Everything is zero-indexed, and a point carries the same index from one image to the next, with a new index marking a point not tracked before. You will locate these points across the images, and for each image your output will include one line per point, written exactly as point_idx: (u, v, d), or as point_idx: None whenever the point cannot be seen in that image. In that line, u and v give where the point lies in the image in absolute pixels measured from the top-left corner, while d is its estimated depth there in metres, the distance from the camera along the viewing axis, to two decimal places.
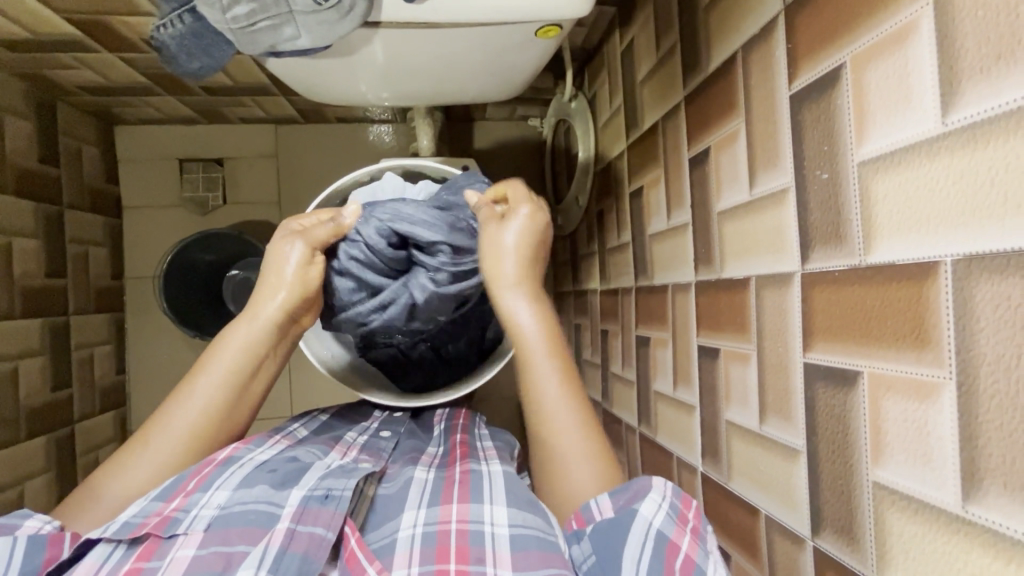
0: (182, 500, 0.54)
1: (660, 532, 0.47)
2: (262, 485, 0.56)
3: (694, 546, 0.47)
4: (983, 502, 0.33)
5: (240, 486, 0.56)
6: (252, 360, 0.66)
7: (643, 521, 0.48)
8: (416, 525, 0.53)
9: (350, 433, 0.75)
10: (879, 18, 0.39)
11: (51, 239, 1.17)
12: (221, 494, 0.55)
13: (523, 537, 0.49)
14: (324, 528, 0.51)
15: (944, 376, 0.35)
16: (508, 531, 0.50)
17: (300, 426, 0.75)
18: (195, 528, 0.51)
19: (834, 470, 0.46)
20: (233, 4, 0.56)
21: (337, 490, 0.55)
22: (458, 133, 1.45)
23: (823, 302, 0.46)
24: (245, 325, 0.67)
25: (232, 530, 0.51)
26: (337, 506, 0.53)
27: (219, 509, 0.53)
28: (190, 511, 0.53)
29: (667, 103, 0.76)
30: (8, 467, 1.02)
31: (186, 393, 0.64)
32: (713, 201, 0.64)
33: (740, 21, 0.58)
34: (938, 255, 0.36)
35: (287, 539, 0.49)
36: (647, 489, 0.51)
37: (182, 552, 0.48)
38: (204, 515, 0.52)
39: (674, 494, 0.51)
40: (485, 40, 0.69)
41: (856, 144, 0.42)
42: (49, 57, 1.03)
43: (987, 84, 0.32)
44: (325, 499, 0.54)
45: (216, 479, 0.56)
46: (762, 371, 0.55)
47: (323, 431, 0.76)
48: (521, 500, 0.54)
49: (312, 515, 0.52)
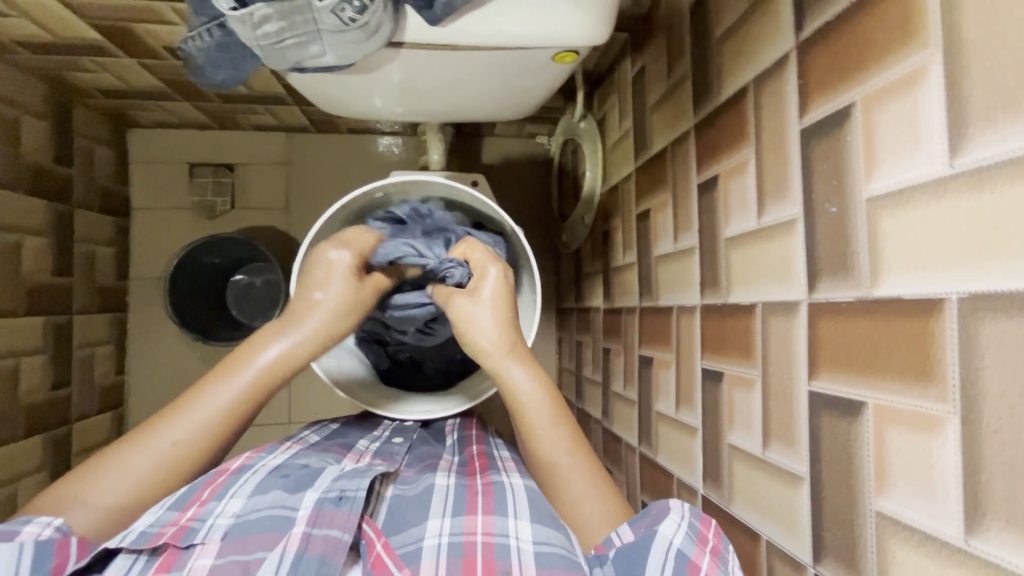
0: (197, 509, 0.55)
1: (680, 551, 0.48)
2: (275, 492, 0.57)
3: (715, 566, 0.48)
4: (985, 536, 0.34)
5: (254, 493, 0.57)
6: (275, 374, 0.64)
7: (663, 540, 0.49)
8: (441, 534, 0.53)
9: (361, 440, 0.75)
10: (889, 61, 0.41)
11: (59, 238, 1.18)
12: (236, 503, 0.56)
13: (549, 556, 0.49)
14: (339, 530, 0.52)
15: (948, 412, 0.36)
16: (532, 547, 0.50)
17: (311, 434, 0.76)
18: (212, 538, 0.52)
19: (836, 498, 0.46)
20: (263, 22, 0.57)
21: (349, 492, 0.55)
22: (467, 147, 1.47)
23: (829, 330, 0.47)
24: (278, 338, 0.65)
25: (248, 537, 0.51)
26: (351, 507, 0.54)
27: (235, 518, 0.54)
28: (206, 520, 0.53)
29: (677, 129, 0.78)
30: (4, 464, 1.02)
31: (201, 396, 0.61)
32: (721, 226, 0.65)
33: (753, 55, 0.60)
34: (944, 292, 0.37)
35: (303, 543, 0.50)
36: (666, 512, 0.51)
37: (199, 561, 0.49)
38: (220, 524, 0.53)
39: (692, 513, 0.51)
40: (504, 63, 0.71)
41: (865, 181, 0.44)
42: (70, 60, 1.05)
43: (994, 132, 0.34)
44: (339, 502, 0.54)
45: (229, 488, 0.57)
46: (766, 397, 0.56)
47: (334, 437, 0.76)
48: (542, 515, 0.54)
49: (327, 519, 0.53)
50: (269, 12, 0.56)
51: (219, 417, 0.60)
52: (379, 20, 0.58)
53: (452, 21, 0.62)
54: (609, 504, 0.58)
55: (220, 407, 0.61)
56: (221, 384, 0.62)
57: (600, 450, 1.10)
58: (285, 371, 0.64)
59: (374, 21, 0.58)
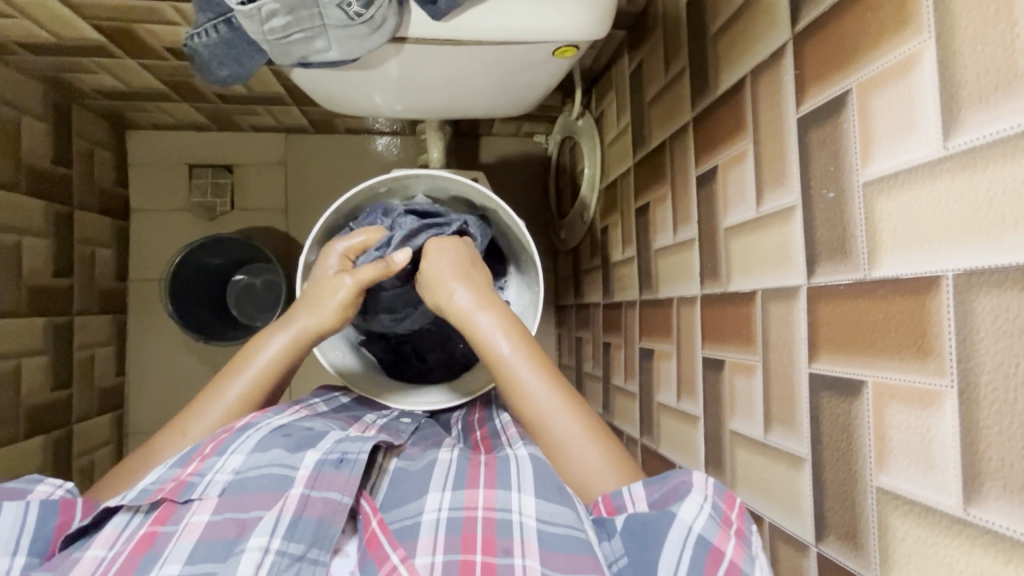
0: (198, 464, 0.54)
1: (701, 536, 0.47)
2: (277, 450, 0.56)
3: (740, 552, 0.47)
4: (985, 505, 0.35)
5: (255, 450, 0.56)
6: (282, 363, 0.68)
7: (682, 524, 0.48)
8: (441, 509, 0.54)
9: (369, 415, 0.75)
10: (884, 49, 0.42)
11: (59, 239, 1.18)
12: (236, 459, 0.55)
13: (552, 535, 0.49)
14: (339, 493, 0.53)
15: (946, 386, 0.37)
16: (534, 523, 0.50)
17: (320, 402, 0.76)
18: (210, 493, 0.52)
19: (838, 477, 0.47)
20: (271, 16, 0.58)
21: (351, 454, 0.56)
22: (465, 147, 1.48)
23: (829, 313, 0.48)
24: (276, 336, 0.69)
25: (246, 496, 0.52)
26: (351, 470, 0.54)
27: (234, 474, 0.54)
28: (205, 476, 0.53)
29: (675, 123, 0.79)
30: (5, 466, 1.02)
31: (221, 390, 0.66)
32: (720, 216, 0.66)
33: (750, 48, 0.61)
34: (941, 270, 0.38)
35: (301, 505, 0.51)
36: (687, 485, 0.51)
37: (196, 517, 0.50)
38: (218, 480, 0.53)
39: (717, 494, 0.51)
40: (505, 57, 0.72)
41: (862, 166, 0.45)
42: (70, 61, 1.05)
43: (987, 112, 0.35)
44: (339, 464, 0.55)
45: (231, 444, 0.56)
46: (767, 382, 0.57)
47: (342, 409, 0.76)
48: (551, 487, 0.53)
49: (326, 481, 0.53)
50: (277, 7, 0.57)
51: (237, 408, 0.65)
52: (384, 15, 0.59)
53: (455, 17, 0.63)
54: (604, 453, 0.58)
55: (237, 399, 0.65)
56: (235, 379, 0.66)
57: None
58: (283, 366, 0.69)
59: (379, 16, 0.59)
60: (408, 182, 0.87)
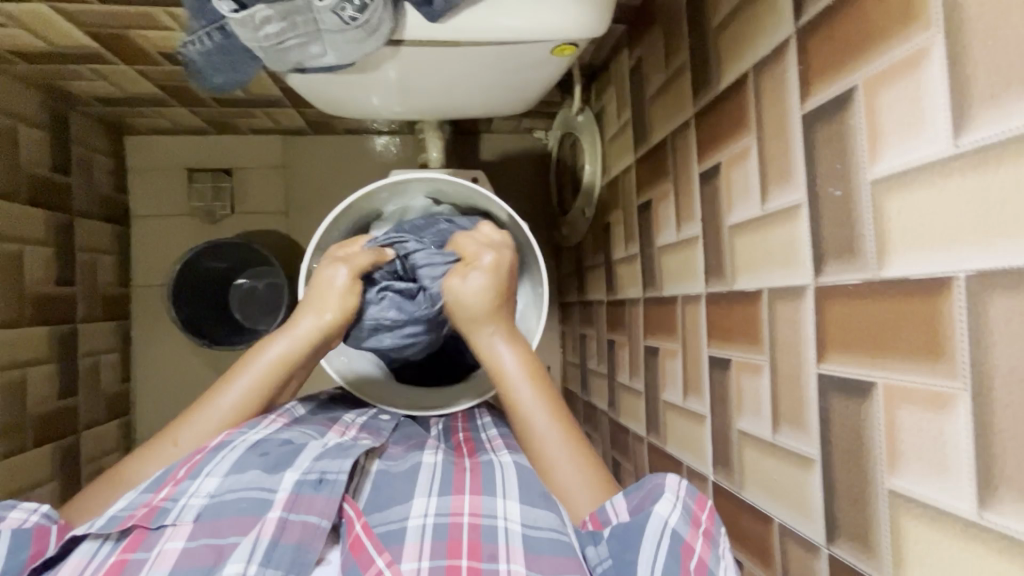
0: (171, 489, 0.54)
1: (675, 531, 0.48)
2: (253, 471, 0.56)
3: (707, 548, 0.48)
4: (999, 509, 0.34)
5: (231, 471, 0.56)
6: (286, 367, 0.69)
7: (659, 521, 0.48)
8: (427, 515, 0.53)
9: (348, 414, 0.76)
10: (891, 44, 0.41)
11: (61, 247, 1.18)
12: (211, 482, 0.55)
13: (537, 539, 0.49)
14: (317, 516, 0.52)
15: (959, 388, 0.37)
16: (520, 528, 0.51)
17: (299, 405, 0.75)
18: (184, 519, 0.51)
19: (849, 479, 0.47)
20: (264, 23, 0.57)
21: (330, 474, 0.56)
22: (464, 145, 1.47)
23: (837, 314, 0.47)
24: (283, 338, 0.70)
25: (222, 520, 0.51)
26: (330, 492, 0.54)
27: (209, 497, 0.53)
28: (179, 500, 0.53)
29: (676, 119, 0.78)
30: (15, 475, 1.02)
31: (222, 393, 0.66)
32: (724, 214, 0.66)
33: (752, 42, 0.60)
34: (952, 270, 0.37)
35: (279, 529, 0.50)
36: (661, 488, 0.51)
37: (170, 544, 0.49)
38: (193, 504, 0.53)
39: (688, 493, 0.51)
40: (503, 57, 0.71)
41: (870, 163, 0.44)
42: (65, 68, 1.04)
43: (998, 109, 0.34)
44: (318, 485, 0.55)
45: (206, 465, 0.56)
46: (775, 381, 0.56)
47: (319, 411, 0.76)
48: (536, 495, 0.54)
49: (305, 503, 0.53)
50: (270, 14, 0.56)
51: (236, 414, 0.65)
52: (379, 18, 0.59)
53: (451, 18, 0.62)
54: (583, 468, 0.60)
55: (235, 405, 0.66)
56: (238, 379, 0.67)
57: (608, 441, 1.11)
58: (288, 366, 0.69)
59: (375, 20, 0.59)
60: (409, 186, 0.86)
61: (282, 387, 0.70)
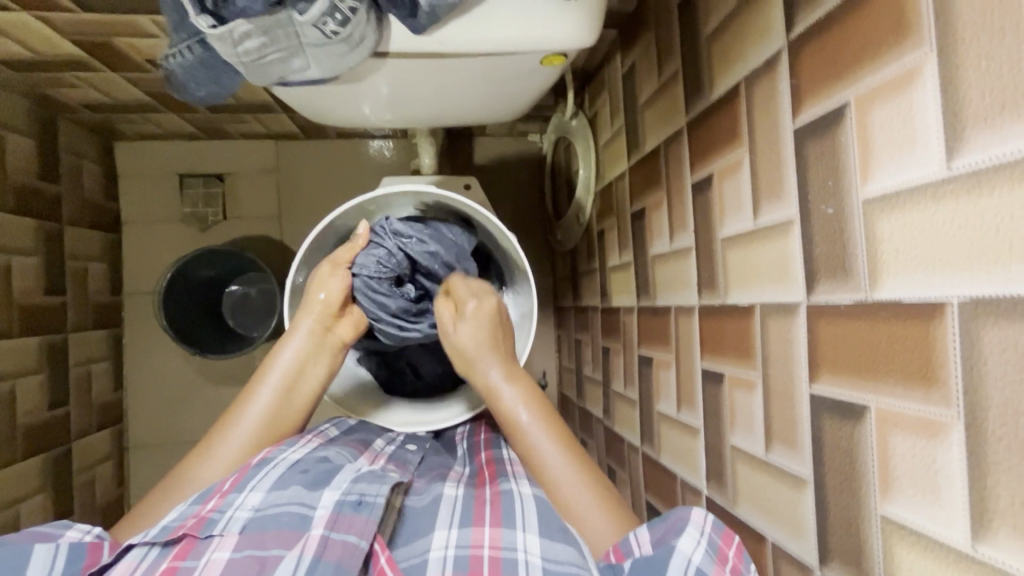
0: (219, 501, 0.53)
1: (700, 570, 0.46)
2: (295, 487, 0.55)
3: None
4: (993, 542, 0.34)
5: (273, 488, 0.55)
6: (299, 371, 0.70)
7: (682, 558, 0.47)
8: (448, 547, 0.52)
9: (377, 440, 0.75)
10: (881, 63, 0.41)
11: (50, 256, 1.16)
12: (255, 496, 0.54)
13: (558, 572, 0.47)
14: (356, 536, 0.50)
15: (952, 416, 0.36)
16: (540, 563, 0.49)
17: (331, 426, 0.75)
18: (231, 530, 0.50)
19: (841, 502, 0.46)
20: (244, 38, 0.56)
21: (369, 497, 0.54)
22: (457, 149, 1.46)
23: (830, 333, 0.47)
24: (292, 340, 0.71)
25: (267, 533, 0.50)
26: (370, 514, 0.52)
27: (253, 511, 0.52)
28: (226, 512, 0.52)
29: (669, 128, 0.77)
30: (5, 487, 1.01)
31: (238, 412, 0.66)
32: (717, 226, 0.65)
33: (744, 53, 0.59)
34: (945, 295, 0.36)
35: (321, 546, 0.48)
36: (685, 521, 0.50)
37: (217, 554, 0.47)
38: (239, 517, 0.51)
39: (714, 528, 0.50)
40: (492, 68, 0.70)
41: (861, 182, 0.43)
42: (52, 75, 1.03)
43: (992, 133, 0.33)
44: (358, 506, 0.53)
45: (250, 481, 0.55)
46: (767, 399, 0.55)
47: (352, 432, 0.75)
48: (554, 529, 0.52)
49: (346, 523, 0.51)
50: (250, 28, 0.55)
51: (263, 428, 0.66)
52: (362, 32, 0.58)
53: (436, 29, 0.61)
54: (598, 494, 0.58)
55: (263, 417, 0.66)
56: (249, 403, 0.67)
57: (603, 449, 1.10)
58: (303, 366, 0.71)
59: (358, 34, 0.58)
60: (393, 202, 0.86)
61: (306, 391, 0.70)
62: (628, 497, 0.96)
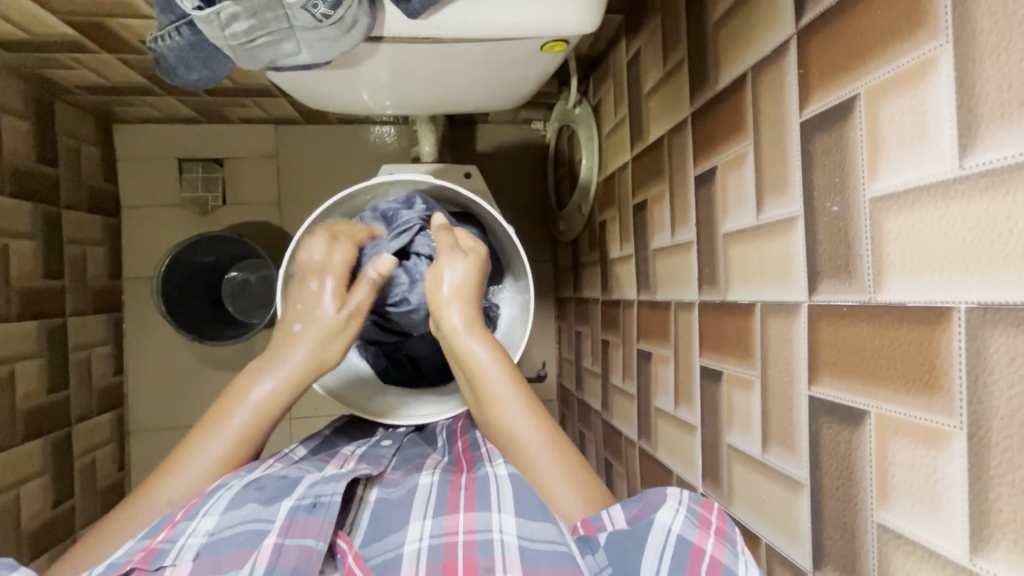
0: (169, 531, 0.51)
1: (680, 537, 0.46)
2: (250, 504, 0.54)
3: (720, 548, 0.46)
4: (991, 556, 0.33)
5: (228, 508, 0.53)
6: (277, 405, 0.64)
7: (661, 528, 0.47)
8: (422, 538, 0.51)
9: (349, 446, 0.75)
10: (895, 53, 0.38)
11: (48, 240, 1.16)
12: (210, 520, 0.52)
13: (534, 550, 0.48)
14: (313, 538, 0.50)
15: (954, 426, 0.35)
16: (515, 540, 0.49)
17: (298, 447, 0.73)
18: (183, 558, 0.48)
19: (837, 507, 0.45)
20: (231, 21, 0.54)
21: (325, 497, 0.54)
22: (460, 136, 1.44)
23: (831, 335, 0.45)
24: (271, 371, 0.66)
25: (223, 556, 0.49)
26: (325, 514, 0.52)
27: (208, 536, 0.51)
28: (177, 541, 0.50)
29: (673, 118, 0.75)
30: (4, 470, 1.02)
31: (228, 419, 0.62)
32: (719, 221, 0.63)
33: (751, 41, 0.56)
34: (952, 300, 0.35)
35: (275, 554, 0.48)
36: (662, 497, 0.49)
37: None
38: (192, 543, 0.50)
39: (691, 499, 0.50)
40: (492, 53, 0.68)
41: (868, 180, 0.41)
42: (47, 57, 1.02)
43: (1008, 130, 0.31)
44: (312, 508, 0.53)
45: (203, 506, 0.53)
46: (765, 399, 0.54)
47: (321, 449, 0.75)
48: (531, 507, 0.53)
49: (300, 527, 0.51)
50: (237, 11, 0.54)
51: (230, 457, 0.61)
52: (354, 15, 0.56)
53: (432, 13, 0.59)
54: (541, 427, 0.61)
55: (230, 447, 0.61)
56: (237, 412, 0.62)
57: (601, 442, 1.10)
58: (281, 403, 0.65)
59: (349, 17, 0.56)
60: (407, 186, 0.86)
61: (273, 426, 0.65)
62: (624, 491, 0.96)
